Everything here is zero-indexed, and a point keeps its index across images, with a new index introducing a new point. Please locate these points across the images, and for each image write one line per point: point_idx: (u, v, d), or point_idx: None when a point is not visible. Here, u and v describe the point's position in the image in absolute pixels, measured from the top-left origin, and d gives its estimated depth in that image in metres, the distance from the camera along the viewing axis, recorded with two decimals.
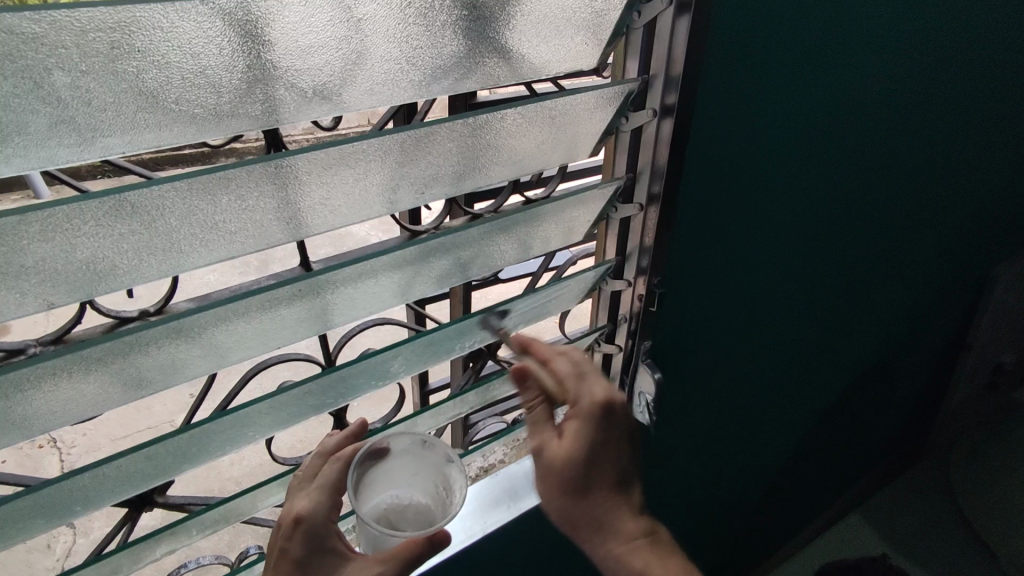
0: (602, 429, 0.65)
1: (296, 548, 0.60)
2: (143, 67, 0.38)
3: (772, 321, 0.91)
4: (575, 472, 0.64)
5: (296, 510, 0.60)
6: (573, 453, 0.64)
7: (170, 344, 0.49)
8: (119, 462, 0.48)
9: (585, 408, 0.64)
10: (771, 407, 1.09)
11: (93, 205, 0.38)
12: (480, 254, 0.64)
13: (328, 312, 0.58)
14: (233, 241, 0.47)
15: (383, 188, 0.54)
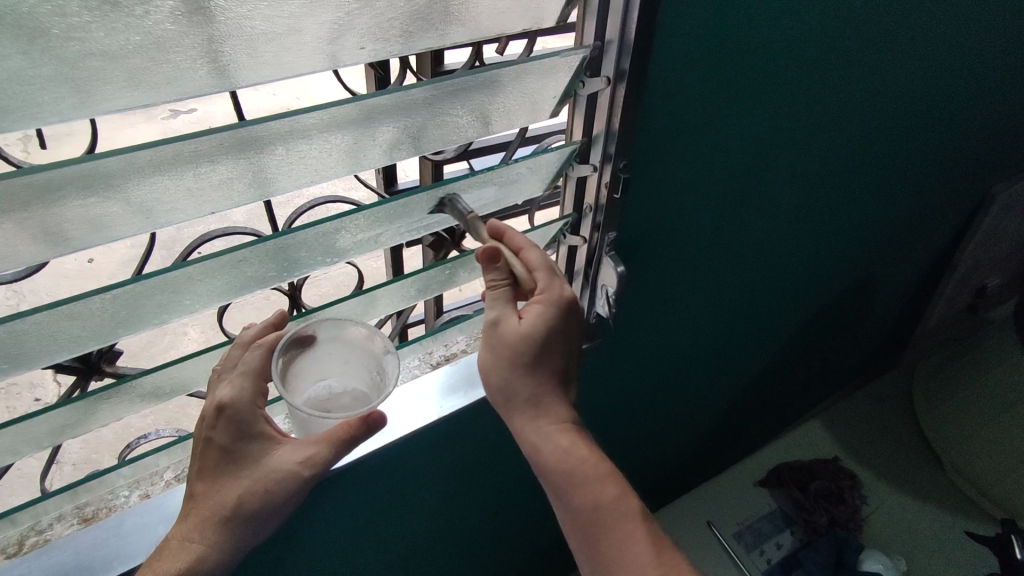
0: (564, 320, 0.66)
1: (222, 435, 0.62)
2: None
3: (747, 220, 0.88)
4: (528, 349, 0.66)
5: (217, 400, 0.62)
6: (530, 333, 0.65)
7: (85, 194, 0.46)
8: (37, 318, 0.46)
9: (552, 294, 0.65)
10: (744, 314, 1.08)
11: None
12: (433, 122, 0.60)
13: (266, 178, 0.54)
14: (143, 82, 0.44)
15: (319, 37, 0.49)
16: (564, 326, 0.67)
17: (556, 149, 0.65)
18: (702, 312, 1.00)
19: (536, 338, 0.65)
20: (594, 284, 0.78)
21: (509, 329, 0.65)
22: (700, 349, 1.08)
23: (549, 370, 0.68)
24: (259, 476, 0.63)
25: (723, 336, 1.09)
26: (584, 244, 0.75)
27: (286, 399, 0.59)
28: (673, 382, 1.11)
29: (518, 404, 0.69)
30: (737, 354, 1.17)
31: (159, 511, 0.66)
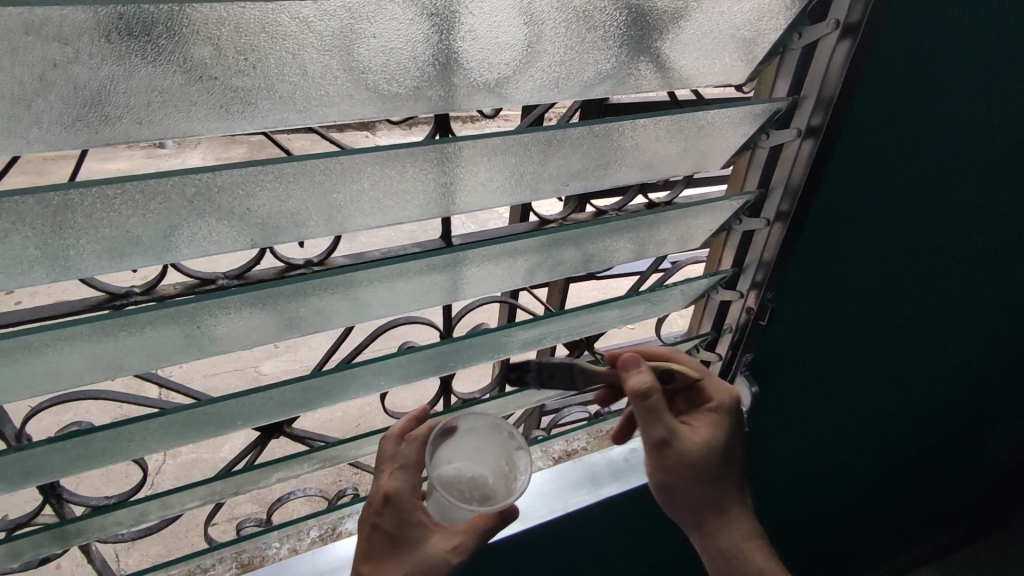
0: (737, 426, 0.74)
1: (389, 523, 0.65)
2: (364, 50, 0.43)
3: (879, 356, 0.90)
4: (704, 463, 0.71)
5: (383, 489, 0.66)
6: (710, 443, 0.71)
7: (330, 293, 0.59)
8: (282, 390, 0.56)
9: (724, 404, 0.73)
10: (864, 447, 1.07)
11: (300, 166, 0.44)
12: (600, 252, 0.70)
13: (459, 286, 0.66)
14: (398, 210, 0.53)
15: (533, 177, 0.58)
16: (733, 429, 0.73)
17: (708, 277, 0.71)
18: (818, 436, 0.99)
19: (724, 446, 0.72)
20: None
21: (688, 440, 0.70)
22: (814, 475, 1.07)
23: (724, 472, 0.73)
24: (419, 563, 0.65)
25: (833, 466, 1.07)
26: (717, 361, 0.79)
27: (452, 486, 0.64)
28: (783, 508, 1.09)
29: (700, 501, 0.73)
30: (845, 484, 1.14)
31: (310, 565, 0.73)
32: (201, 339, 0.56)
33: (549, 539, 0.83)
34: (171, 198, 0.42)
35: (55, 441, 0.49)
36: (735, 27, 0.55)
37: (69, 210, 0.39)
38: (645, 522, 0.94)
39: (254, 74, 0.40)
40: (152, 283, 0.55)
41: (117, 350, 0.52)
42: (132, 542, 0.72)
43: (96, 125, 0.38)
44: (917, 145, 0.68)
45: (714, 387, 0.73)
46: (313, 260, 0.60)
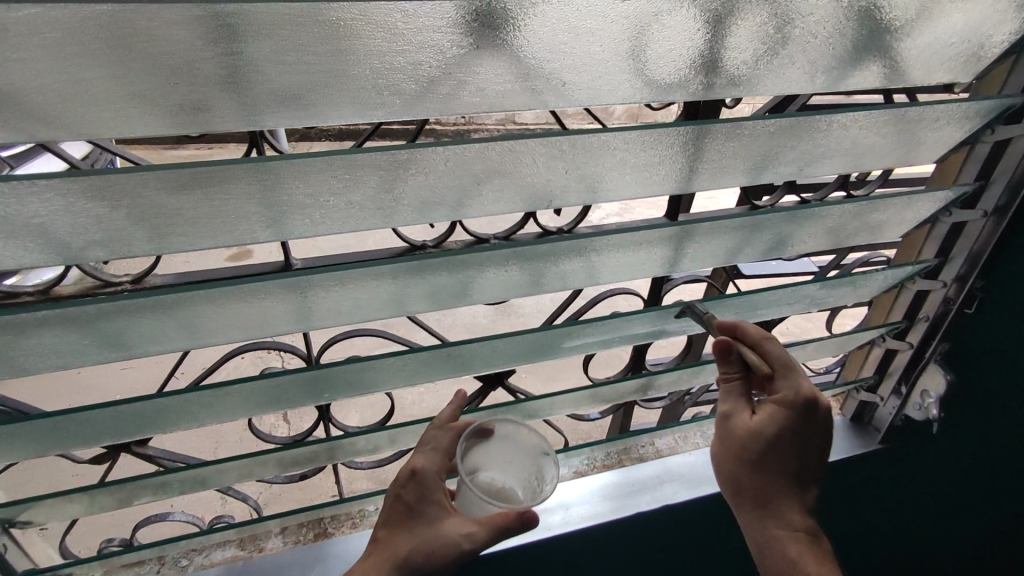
0: (814, 420, 0.69)
1: (406, 494, 0.70)
2: (662, 40, 0.55)
3: (1019, 404, 0.92)
4: (756, 448, 0.70)
5: (411, 464, 0.71)
6: (765, 427, 0.69)
7: (571, 256, 0.69)
8: (511, 340, 0.67)
9: (794, 399, 0.69)
10: (997, 498, 1.07)
11: (578, 138, 0.56)
12: (794, 233, 0.75)
13: (677, 260, 0.75)
14: (641, 181, 0.64)
15: (758, 164, 0.65)
16: (801, 425, 0.69)
17: (914, 265, 0.75)
18: (946, 484, 1.01)
19: (782, 435, 0.69)
20: (911, 390, 0.84)
21: (738, 423, 0.70)
22: (945, 526, 1.08)
23: (780, 464, 0.70)
24: (429, 539, 0.67)
25: (1013, 476, 1.04)
26: (909, 349, 0.82)
27: (460, 464, 0.66)
28: (915, 551, 1.11)
29: (743, 487, 0.72)
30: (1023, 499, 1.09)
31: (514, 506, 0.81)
32: (466, 289, 0.69)
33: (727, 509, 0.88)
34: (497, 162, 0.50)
35: (370, 358, 0.62)
36: (968, 27, 0.60)
37: (419, 166, 0.53)
38: (815, 511, 0.96)
39: (569, 57, 0.53)
40: (442, 238, 0.67)
41: (406, 289, 0.67)
42: (368, 467, 0.86)
43: (451, 98, 0.52)
44: None
45: (789, 380, 0.69)
46: (565, 227, 0.69)
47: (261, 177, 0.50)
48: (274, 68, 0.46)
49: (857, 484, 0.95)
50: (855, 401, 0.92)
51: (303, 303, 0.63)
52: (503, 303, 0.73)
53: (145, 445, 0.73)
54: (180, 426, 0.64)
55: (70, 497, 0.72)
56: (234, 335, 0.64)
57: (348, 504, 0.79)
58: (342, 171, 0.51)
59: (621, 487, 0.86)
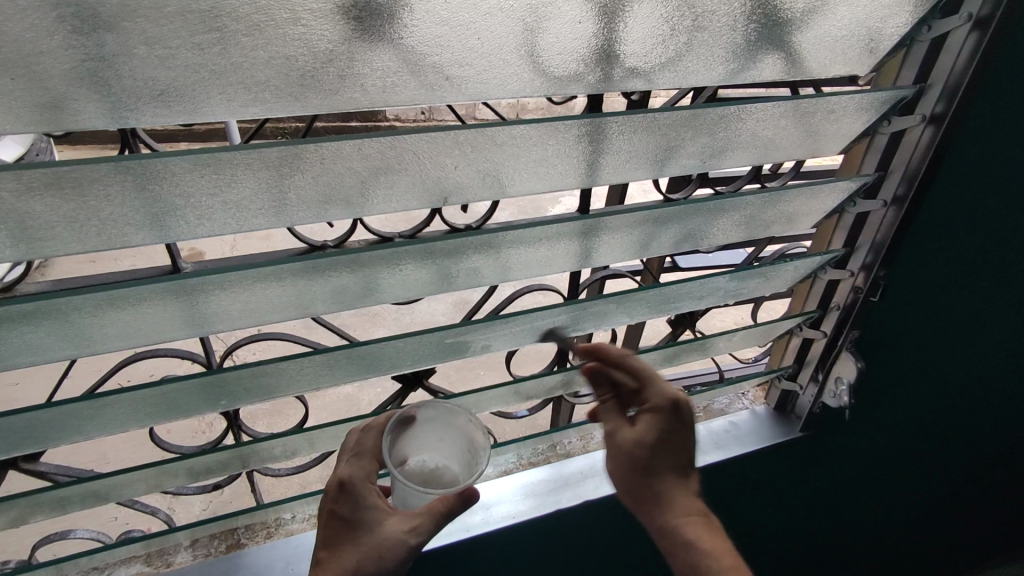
0: (679, 424, 0.72)
1: (340, 508, 0.67)
2: (547, 35, 0.53)
3: (928, 384, 0.95)
4: (633, 453, 0.72)
5: (338, 475, 0.68)
6: (647, 437, 0.72)
7: (479, 254, 0.68)
8: (419, 339, 0.66)
9: (659, 403, 0.72)
10: (914, 474, 1.11)
11: (470, 134, 0.55)
12: (704, 227, 0.76)
13: (591, 254, 0.74)
14: (542, 176, 0.63)
15: (659, 158, 0.65)
16: (677, 429, 0.72)
17: (824, 255, 0.76)
18: (865, 463, 1.04)
19: (659, 440, 0.72)
20: (827, 377, 0.86)
21: (624, 436, 0.74)
22: (867, 502, 1.12)
23: (663, 464, 0.73)
24: (374, 544, 0.65)
25: (924, 455, 1.08)
26: (823, 338, 0.83)
27: (389, 464, 0.64)
28: (840, 528, 1.14)
29: (632, 487, 0.74)
30: (933, 476, 1.14)
31: None
32: (372, 289, 0.67)
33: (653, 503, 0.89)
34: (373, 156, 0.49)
35: (269, 362, 0.60)
36: (858, 19, 0.61)
37: (304, 161, 0.50)
38: (740, 498, 0.98)
39: (448, 51, 0.51)
40: (342, 238, 0.65)
41: (305, 290, 0.64)
42: (285, 474, 0.83)
43: (329, 93, 0.49)
44: (962, 192, 0.75)
45: (649, 387, 0.73)
46: (473, 223, 0.68)
47: (130, 177, 0.46)
48: (125, 61, 0.42)
49: (781, 470, 0.97)
50: (778, 390, 0.94)
51: (195, 306, 0.60)
52: (415, 303, 0.72)
53: (36, 461, 0.70)
54: (65, 442, 0.60)
55: None
56: (120, 343, 0.61)
57: (261, 514, 0.77)
58: (214, 170, 0.48)
59: (548, 483, 0.86)
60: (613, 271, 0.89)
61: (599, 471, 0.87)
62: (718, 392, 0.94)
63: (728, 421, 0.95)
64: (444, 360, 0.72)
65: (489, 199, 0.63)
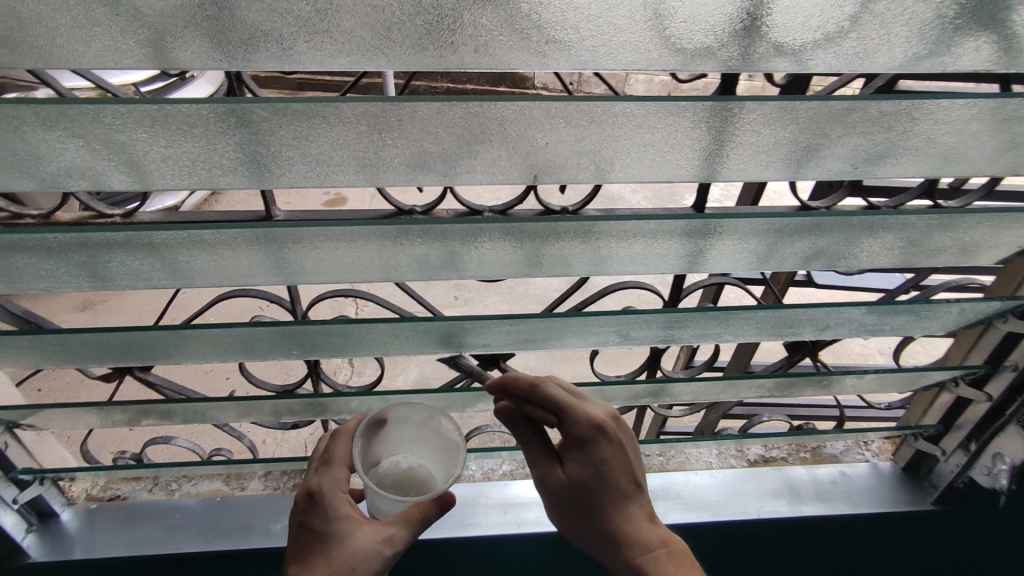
0: (610, 451, 0.65)
1: (310, 518, 0.72)
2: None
3: None
4: (573, 496, 0.66)
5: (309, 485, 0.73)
6: (574, 477, 0.66)
7: (572, 240, 0.62)
8: (491, 323, 0.62)
9: (582, 432, 0.65)
10: None
11: (571, 107, 0.49)
12: (845, 245, 0.63)
13: (700, 257, 0.65)
14: (652, 164, 0.55)
15: (798, 158, 0.54)
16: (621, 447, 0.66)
17: (1009, 301, 0.60)
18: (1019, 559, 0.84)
19: (594, 480, 0.65)
20: (983, 449, 0.70)
21: (556, 478, 0.67)
22: None
23: (617, 489, 0.66)
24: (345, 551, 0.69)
25: None
26: (985, 402, 0.67)
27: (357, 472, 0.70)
28: None
29: (566, 503, 0.68)
30: None
31: None
32: (455, 261, 0.65)
33: (730, 544, 0.79)
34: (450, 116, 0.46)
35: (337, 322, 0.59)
36: None
37: (394, 126, 0.49)
38: (841, 562, 0.84)
39: (549, 10, 0.46)
40: (430, 205, 0.62)
41: (389, 253, 0.63)
42: None
43: (417, 50, 0.46)
44: None
45: (569, 415, 0.65)
46: (569, 207, 0.62)
47: (231, 121, 0.48)
48: (230, 3, 0.42)
49: (897, 541, 0.81)
50: (912, 450, 0.78)
51: (282, 255, 0.62)
52: (499, 283, 0.68)
53: (149, 371, 0.77)
54: (158, 359, 0.67)
55: (82, 409, 0.77)
56: (216, 279, 0.64)
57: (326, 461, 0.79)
58: (301, 121, 0.48)
59: None
60: (729, 280, 0.79)
61: (674, 495, 0.78)
62: (834, 437, 0.81)
63: (839, 471, 0.81)
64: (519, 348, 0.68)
65: (589, 182, 0.57)
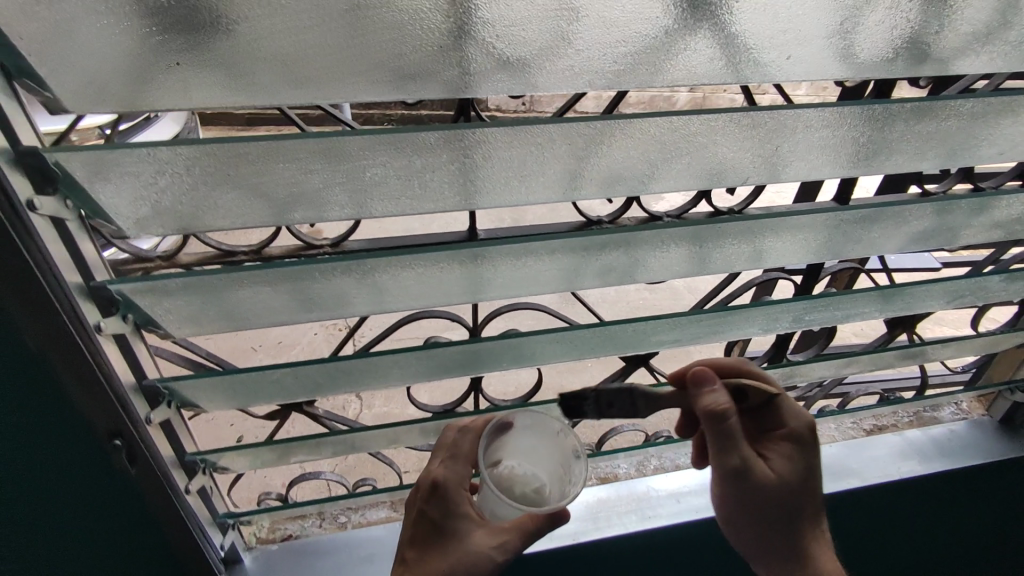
0: (817, 458, 0.67)
1: (432, 508, 0.70)
2: (852, 14, 0.49)
3: None
4: (771, 500, 0.65)
5: (432, 476, 0.71)
6: (783, 473, 0.65)
7: (738, 240, 0.66)
8: (664, 322, 0.68)
9: (800, 433, 0.67)
10: None
11: (760, 116, 0.51)
12: (969, 224, 0.71)
13: (849, 243, 0.69)
14: (835, 160, 0.58)
15: (946, 153, 0.61)
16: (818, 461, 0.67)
17: None
18: None
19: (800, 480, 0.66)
20: None
21: (765, 473, 0.64)
22: None
23: (792, 500, 0.65)
24: (457, 555, 0.66)
25: None
26: None
27: (486, 472, 0.65)
28: None
29: (754, 508, 0.66)
30: None
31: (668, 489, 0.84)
32: (633, 269, 0.67)
33: (866, 504, 0.87)
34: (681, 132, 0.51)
35: (528, 334, 0.64)
36: None
37: (608, 138, 0.51)
38: (952, 510, 0.93)
39: (745, 30, 0.48)
40: (616, 215, 0.67)
41: (579, 263, 0.64)
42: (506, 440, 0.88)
43: (619, 66, 0.48)
44: None
45: (785, 411, 0.68)
46: (737, 206, 0.69)
47: (448, 144, 0.47)
48: (473, 24, 0.43)
49: (1000, 484, 0.92)
50: (1006, 402, 0.91)
51: (475, 274, 0.61)
52: (661, 284, 0.71)
53: (311, 405, 0.78)
54: (371, 385, 0.63)
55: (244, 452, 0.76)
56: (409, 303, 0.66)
57: None
58: (524, 144, 0.50)
59: None
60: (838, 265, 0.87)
61: (818, 466, 0.86)
62: (937, 398, 0.90)
63: (946, 429, 0.92)
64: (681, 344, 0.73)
65: (760, 182, 0.59)
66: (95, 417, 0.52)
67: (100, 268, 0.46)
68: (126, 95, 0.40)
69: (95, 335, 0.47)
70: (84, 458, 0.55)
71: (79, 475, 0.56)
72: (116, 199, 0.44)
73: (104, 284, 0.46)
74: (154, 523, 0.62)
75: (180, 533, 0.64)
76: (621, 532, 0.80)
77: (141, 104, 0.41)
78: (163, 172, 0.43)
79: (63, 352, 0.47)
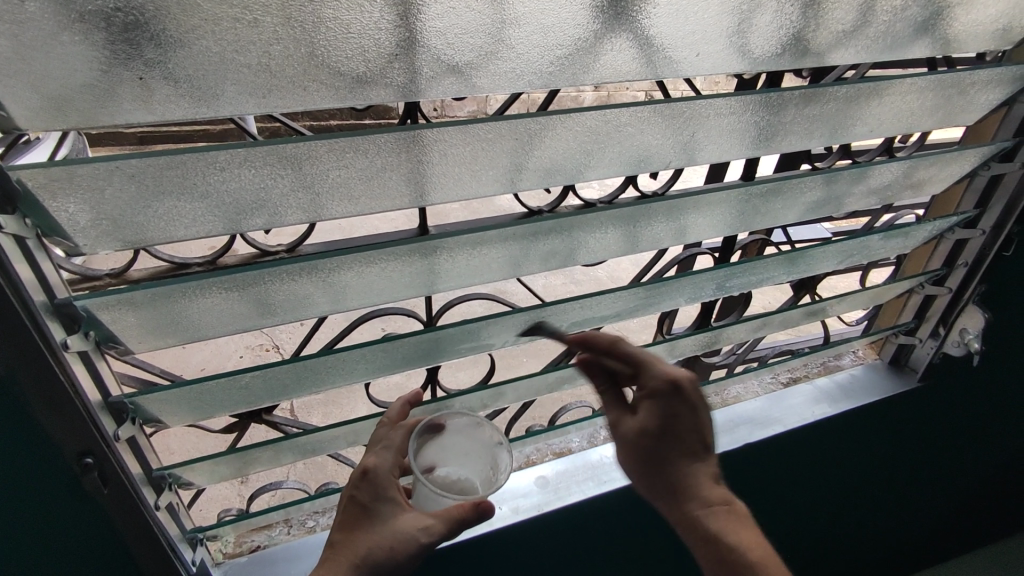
0: (684, 405, 0.66)
1: (362, 493, 0.66)
2: (747, 16, 0.56)
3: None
4: (645, 444, 0.68)
5: (364, 463, 0.67)
6: (647, 424, 0.68)
7: (665, 220, 0.72)
8: (604, 298, 0.74)
9: (655, 386, 0.67)
10: (1007, 422, 1.19)
11: (670, 108, 0.58)
12: (851, 194, 0.82)
13: (756, 213, 0.78)
14: (739, 142, 0.66)
15: (826, 134, 0.71)
16: (684, 408, 0.66)
17: (959, 215, 0.85)
18: (965, 411, 1.13)
19: (666, 426, 0.67)
20: (951, 328, 0.96)
21: (626, 426, 0.70)
22: (964, 449, 1.20)
23: (670, 449, 0.67)
24: (387, 534, 0.63)
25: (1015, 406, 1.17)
26: (948, 293, 0.93)
27: (425, 453, 0.66)
28: (938, 476, 1.23)
29: (638, 458, 0.69)
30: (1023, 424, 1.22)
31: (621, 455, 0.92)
32: (573, 252, 0.71)
33: (787, 447, 0.98)
34: (610, 126, 0.57)
35: (483, 320, 0.67)
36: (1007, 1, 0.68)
37: (547, 133, 0.55)
38: (856, 445, 1.07)
39: (659, 32, 0.55)
40: (555, 204, 0.72)
41: (523, 251, 0.67)
42: None
43: (551, 68, 0.53)
44: None
45: (646, 369, 0.68)
46: (660, 190, 0.76)
47: (404, 145, 0.50)
48: (422, 33, 0.46)
49: (894, 417, 1.06)
50: (894, 345, 1.05)
51: (431, 265, 0.62)
52: (599, 264, 0.76)
53: (271, 413, 0.78)
54: (334, 382, 0.65)
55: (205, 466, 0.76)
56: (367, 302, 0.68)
57: None
58: (472, 140, 0.52)
59: None
60: (748, 239, 0.97)
61: (746, 418, 0.97)
62: (837, 349, 1.03)
63: (849, 374, 1.06)
64: (620, 318, 0.80)
65: (679, 164, 0.65)
66: (64, 438, 0.52)
67: (63, 287, 0.47)
68: (84, 112, 0.41)
69: (60, 356, 0.47)
70: (53, 479, 0.55)
71: (49, 497, 0.56)
72: (76, 216, 0.44)
73: (69, 303, 0.46)
74: (123, 543, 0.61)
75: (153, 553, 0.63)
76: (580, 498, 0.85)
77: (101, 120, 0.42)
78: (125, 186, 0.43)
79: (30, 374, 0.48)
